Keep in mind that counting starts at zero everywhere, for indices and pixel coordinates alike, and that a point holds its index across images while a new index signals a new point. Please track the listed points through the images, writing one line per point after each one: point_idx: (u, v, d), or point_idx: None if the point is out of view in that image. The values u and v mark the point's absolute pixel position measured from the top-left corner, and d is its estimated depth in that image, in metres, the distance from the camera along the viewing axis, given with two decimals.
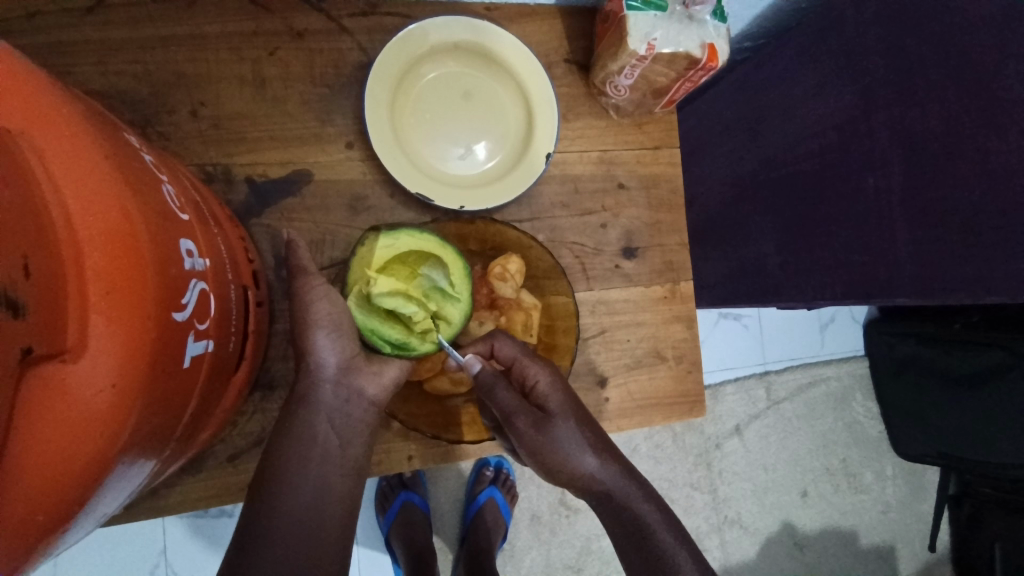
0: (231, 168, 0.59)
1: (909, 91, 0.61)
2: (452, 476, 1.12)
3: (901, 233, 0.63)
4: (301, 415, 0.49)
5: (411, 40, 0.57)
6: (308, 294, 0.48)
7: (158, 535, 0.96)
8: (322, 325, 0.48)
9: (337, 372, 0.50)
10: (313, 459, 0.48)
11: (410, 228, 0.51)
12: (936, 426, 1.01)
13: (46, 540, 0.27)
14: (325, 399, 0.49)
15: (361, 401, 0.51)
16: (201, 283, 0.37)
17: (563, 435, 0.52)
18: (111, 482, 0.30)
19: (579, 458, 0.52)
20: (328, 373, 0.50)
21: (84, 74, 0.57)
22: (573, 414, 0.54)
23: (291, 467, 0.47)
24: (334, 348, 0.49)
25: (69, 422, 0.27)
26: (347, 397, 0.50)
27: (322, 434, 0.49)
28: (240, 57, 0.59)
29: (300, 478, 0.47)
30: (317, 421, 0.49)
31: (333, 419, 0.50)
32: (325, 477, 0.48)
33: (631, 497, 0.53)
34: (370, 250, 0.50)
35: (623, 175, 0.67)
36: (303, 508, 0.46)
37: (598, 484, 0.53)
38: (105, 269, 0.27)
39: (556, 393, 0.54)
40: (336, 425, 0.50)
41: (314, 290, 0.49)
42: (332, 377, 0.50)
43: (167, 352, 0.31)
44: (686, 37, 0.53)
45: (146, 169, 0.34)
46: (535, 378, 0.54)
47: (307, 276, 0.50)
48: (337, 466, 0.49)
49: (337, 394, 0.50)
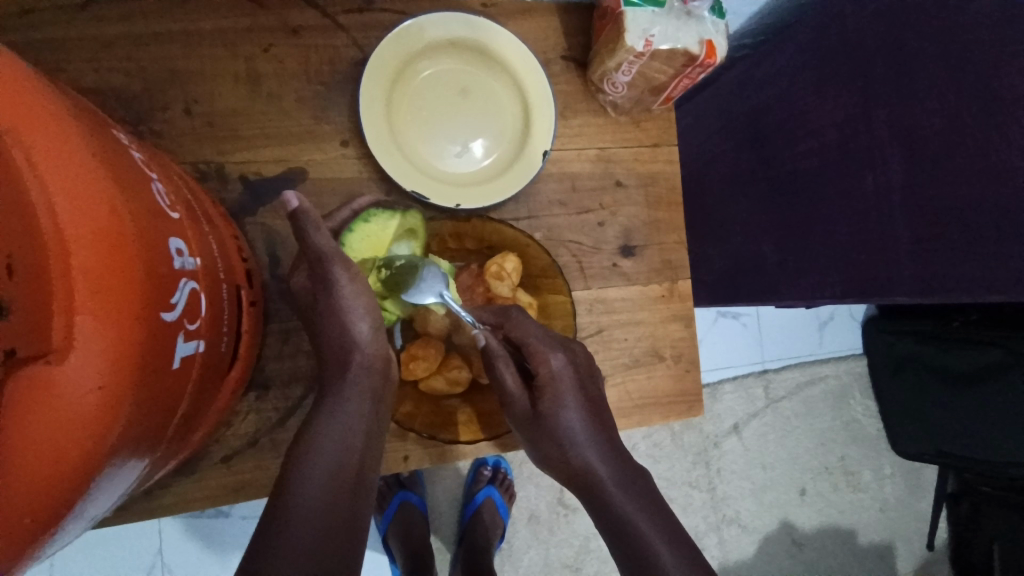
0: (226, 166, 0.59)
1: (909, 88, 0.61)
2: (450, 475, 1.11)
3: (901, 231, 0.63)
4: (345, 398, 0.49)
5: (407, 37, 0.57)
6: (349, 284, 0.49)
7: (154, 536, 0.96)
8: (365, 318, 0.51)
9: (380, 364, 0.52)
10: (354, 441, 0.48)
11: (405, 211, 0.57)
12: (935, 424, 1.01)
13: (36, 542, 0.27)
14: (362, 385, 0.50)
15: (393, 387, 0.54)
16: (191, 282, 0.36)
17: (563, 419, 0.53)
18: (100, 484, 0.29)
19: (574, 446, 0.53)
20: (365, 361, 0.51)
21: (77, 71, 0.56)
22: (578, 404, 0.54)
23: (333, 445, 0.46)
24: (372, 339, 0.52)
25: (56, 424, 0.26)
26: (384, 386, 0.52)
27: (365, 417, 0.50)
28: (234, 54, 0.59)
29: (337, 459, 0.46)
30: (360, 404, 0.50)
31: (377, 403, 0.51)
32: (362, 460, 0.48)
33: (615, 496, 0.51)
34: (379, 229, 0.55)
35: (621, 173, 0.67)
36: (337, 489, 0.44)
37: (588, 477, 0.53)
38: (93, 269, 0.26)
39: (565, 382, 0.54)
40: (377, 411, 0.51)
41: (352, 280, 0.49)
42: (372, 367, 0.52)
43: (157, 353, 0.31)
44: (685, 33, 0.52)
45: (135, 166, 0.33)
46: (546, 363, 0.54)
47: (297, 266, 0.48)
48: (370, 453, 0.49)
49: (380, 384, 0.52)
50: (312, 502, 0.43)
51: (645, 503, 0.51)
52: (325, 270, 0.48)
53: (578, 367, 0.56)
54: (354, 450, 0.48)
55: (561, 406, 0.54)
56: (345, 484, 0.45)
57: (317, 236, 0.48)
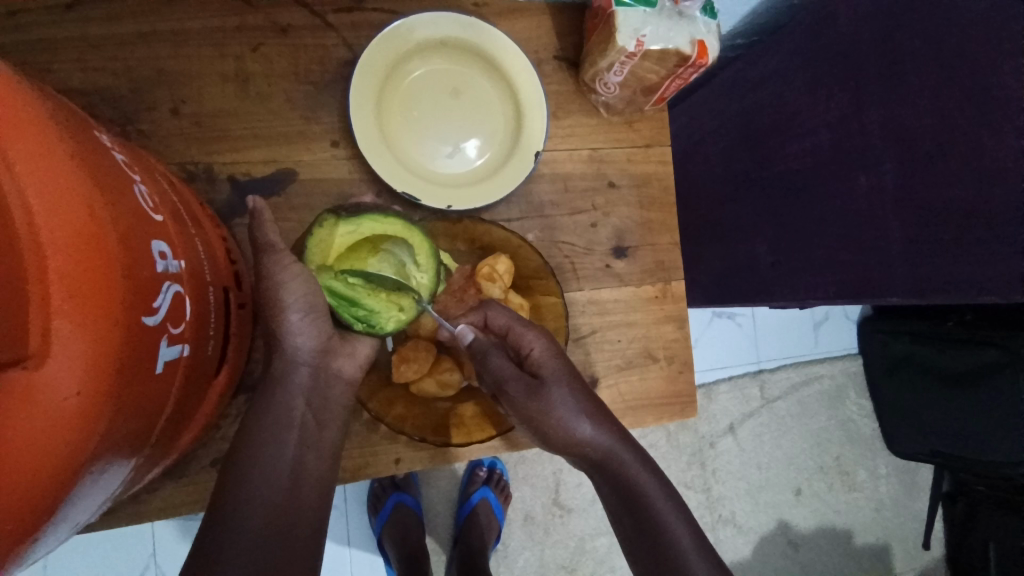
0: (214, 166, 0.58)
1: (902, 88, 0.61)
2: (445, 476, 1.11)
3: (894, 231, 0.63)
4: (277, 395, 0.49)
5: (397, 37, 0.57)
6: (279, 273, 0.47)
7: (147, 538, 0.95)
8: (296, 307, 0.48)
9: (315, 357, 0.50)
10: (286, 442, 0.48)
11: (374, 213, 0.49)
12: (929, 424, 1.01)
13: (14, 550, 0.26)
14: (299, 382, 0.50)
15: (339, 381, 0.52)
16: (175, 285, 0.36)
17: (557, 392, 0.51)
18: (82, 488, 0.29)
19: (573, 420, 0.51)
20: (301, 356, 0.50)
21: (63, 71, 0.56)
22: (568, 379, 0.53)
23: (274, 445, 0.48)
24: (307, 330, 0.49)
25: (36, 428, 0.26)
26: (323, 380, 0.51)
27: (299, 414, 0.50)
28: (222, 53, 0.58)
29: (269, 464, 0.46)
30: (294, 401, 0.50)
31: (311, 399, 0.51)
32: (298, 462, 0.48)
33: (636, 472, 0.51)
34: (329, 235, 0.49)
35: (613, 174, 0.67)
36: (273, 494, 0.45)
37: (598, 452, 0.51)
38: (71, 273, 0.26)
39: (550, 359, 0.53)
40: (312, 408, 0.51)
41: (284, 270, 0.47)
42: (309, 361, 0.50)
43: (138, 356, 0.30)
44: (677, 33, 0.52)
45: (116, 168, 0.33)
46: (529, 345, 0.53)
47: (277, 254, 0.48)
48: (310, 450, 0.49)
49: (314, 378, 0.51)
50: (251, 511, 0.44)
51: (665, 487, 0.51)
52: (261, 261, 0.48)
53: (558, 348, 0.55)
54: (286, 452, 0.48)
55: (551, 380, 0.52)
56: (282, 488, 0.46)
57: (265, 230, 0.49)
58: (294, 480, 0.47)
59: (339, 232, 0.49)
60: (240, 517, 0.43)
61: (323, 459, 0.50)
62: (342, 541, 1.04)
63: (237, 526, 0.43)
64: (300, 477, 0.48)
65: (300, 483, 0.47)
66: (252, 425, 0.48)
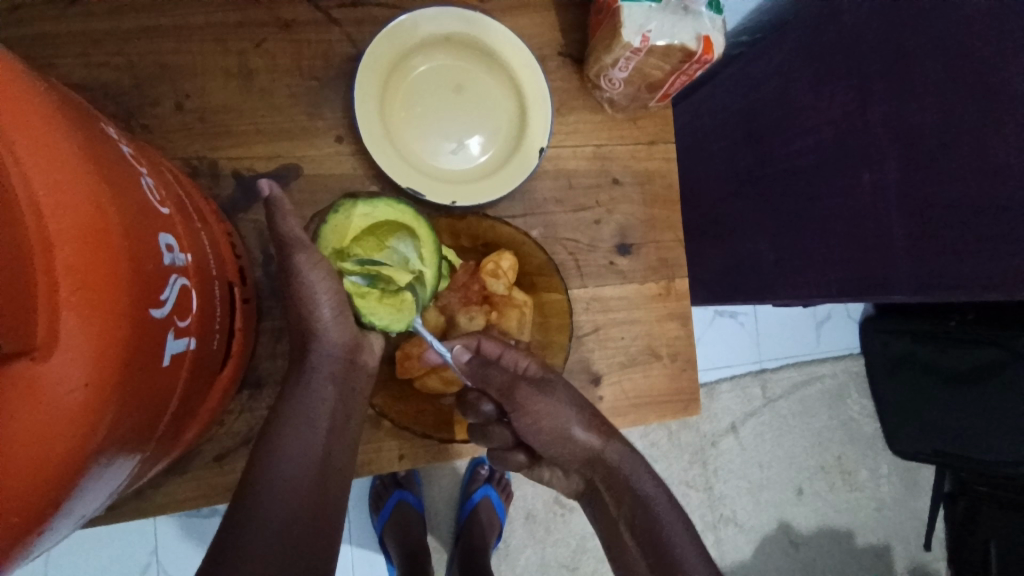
0: (217, 162, 0.58)
1: (906, 84, 0.61)
2: (446, 474, 1.11)
3: (899, 228, 0.63)
4: (306, 385, 0.49)
5: (400, 33, 0.57)
6: (309, 271, 0.46)
7: (149, 535, 0.95)
8: (327, 304, 0.48)
9: (344, 350, 0.51)
10: (317, 432, 0.48)
11: (389, 200, 0.48)
12: (931, 423, 1.00)
13: (21, 542, 0.26)
14: (329, 374, 0.50)
15: (364, 374, 0.52)
16: (181, 279, 0.36)
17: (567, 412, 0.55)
18: (88, 482, 0.29)
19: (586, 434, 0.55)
20: (328, 348, 0.50)
21: (67, 66, 0.56)
22: (565, 387, 0.56)
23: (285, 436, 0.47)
24: (336, 326, 0.49)
25: (44, 421, 0.26)
26: (351, 372, 0.51)
27: (328, 405, 0.50)
28: (226, 48, 0.58)
29: (299, 455, 0.46)
30: (324, 391, 0.49)
31: (341, 392, 0.51)
32: (327, 453, 0.48)
33: (637, 477, 0.54)
34: (345, 218, 0.48)
35: (617, 171, 0.66)
36: (297, 483, 0.45)
37: (605, 460, 0.55)
38: (77, 264, 0.26)
39: (552, 378, 0.56)
40: (341, 399, 0.51)
41: (315, 270, 0.46)
42: (337, 353, 0.50)
43: (145, 349, 0.30)
44: (681, 29, 0.52)
45: (123, 162, 0.33)
46: (527, 365, 0.55)
47: (306, 252, 0.45)
48: (334, 441, 0.49)
49: (344, 370, 0.51)
50: (277, 502, 0.44)
51: (663, 488, 0.54)
52: (291, 258, 0.45)
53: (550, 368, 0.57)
54: (317, 443, 0.48)
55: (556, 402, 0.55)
56: (309, 482, 0.46)
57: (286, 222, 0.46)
58: (323, 471, 0.47)
59: (354, 216, 0.48)
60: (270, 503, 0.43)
61: (346, 449, 0.50)
62: (343, 540, 1.03)
63: (266, 515, 0.42)
64: (330, 462, 0.48)
65: (328, 471, 0.48)
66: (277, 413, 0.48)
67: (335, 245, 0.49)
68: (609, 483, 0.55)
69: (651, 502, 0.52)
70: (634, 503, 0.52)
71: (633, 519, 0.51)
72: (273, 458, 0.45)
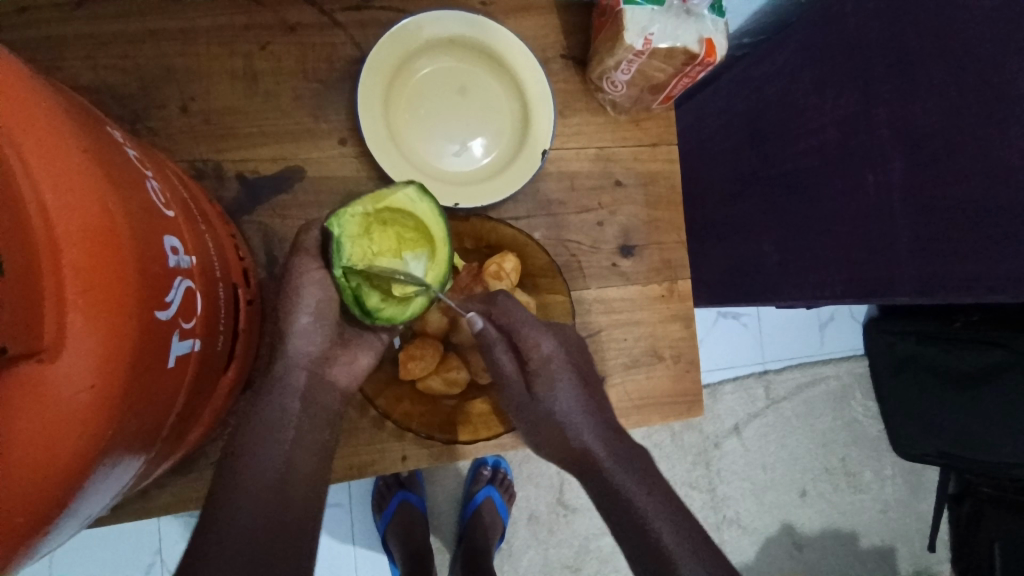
0: (222, 164, 0.58)
1: (909, 86, 0.60)
2: (450, 475, 1.11)
3: (903, 230, 0.63)
4: (272, 394, 0.50)
5: (404, 35, 0.57)
6: (299, 278, 0.48)
7: (154, 535, 0.96)
8: (306, 310, 0.49)
9: (311, 362, 0.51)
10: (283, 441, 0.48)
11: (436, 204, 0.48)
12: (936, 425, 1.00)
13: (25, 543, 0.27)
14: (297, 386, 0.51)
15: (332, 390, 0.53)
16: (187, 281, 0.36)
17: (559, 401, 0.55)
18: (95, 482, 0.29)
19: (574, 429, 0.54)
20: (298, 359, 0.51)
21: (74, 69, 0.56)
22: (571, 381, 0.56)
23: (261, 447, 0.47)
24: (310, 335, 0.50)
25: (51, 422, 0.26)
26: (318, 385, 0.52)
27: (294, 415, 0.50)
28: (231, 51, 0.59)
29: (264, 462, 0.47)
30: (290, 404, 0.50)
31: (307, 403, 0.51)
32: (292, 462, 0.48)
33: (616, 474, 0.51)
34: (390, 192, 0.47)
35: (620, 172, 0.67)
36: (263, 491, 0.45)
37: (586, 456, 0.54)
38: (84, 266, 0.26)
39: (559, 362, 0.55)
40: (307, 410, 0.51)
41: (308, 273, 0.48)
42: (304, 365, 0.51)
43: (152, 351, 0.31)
44: (684, 31, 0.52)
45: (129, 165, 0.33)
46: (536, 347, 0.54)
47: (301, 259, 0.49)
48: (300, 450, 0.49)
49: (309, 382, 0.51)
50: (243, 512, 0.44)
51: (646, 485, 0.51)
52: (291, 263, 0.48)
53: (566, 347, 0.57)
54: (281, 453, 0.48)
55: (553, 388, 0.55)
56: (274, 488, 0.46)
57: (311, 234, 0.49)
58: (289, 478, 0.48)
59: (402, 194, 0.47)
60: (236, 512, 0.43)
61: (313, 458, 0.50)
62: (347, 540, 1.04)
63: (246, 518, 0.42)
64: (292, 472, 0.48)
65: (294, 482, 0.48)
66: (246, 424, 0.49)
67: (364, 209, 0.46)
68: (595, 483, 0.52)
69: (633, 504, 0.49)
70: (616, 503, 0.50)
71: (617, 516, 0.49)
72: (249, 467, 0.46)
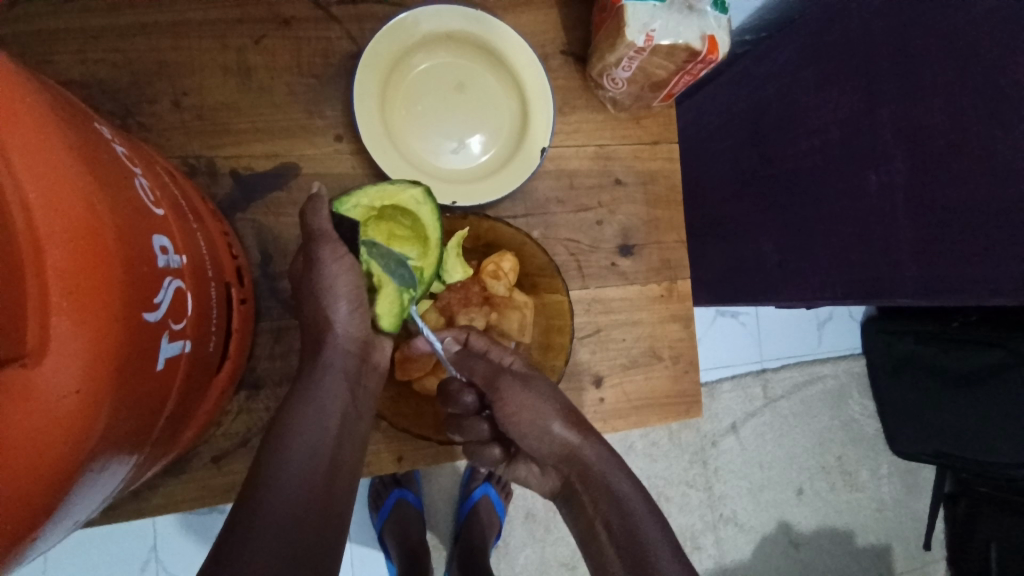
0: (216, 160, 0.58)
1: (913, 86, 0.60)
2: (446, 473, 1.11)
3: (906, 231, 0.62)
4: (318, 379, 0.49)
5: (401, 30, 0.56)
6: (333, 264, 0.47)
7: (148, 533, 0.95)
8: (344, 297, 0.48)
9: (357, 347, 0.50)
10: (328, 426, 0.47)
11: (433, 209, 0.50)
12: (933, 425, 1.00)
13: (16, 547, 0.26)
14: (341, 369, 0.49)
15: (374, 374, 0.52)
16: (176, 280, 0.35)
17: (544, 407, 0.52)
18: (82, 486, 0.28)
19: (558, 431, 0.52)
20: (343, 343, 0.50)
21: (63, 63, 0.55)
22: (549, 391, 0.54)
23: (304, 435, 0.46)
24: (353, 321, 0.50)
25: (33, 426, 0.25)
26: (363, 370, 0.51)
27: (338, 399, 0.49)
28: (224, 45, 0.58)
29: (309, 445, 0.46)
30: (335, 386, 0.49)
31: (352, 389, 0.50)
32: (335, 450, 0.47)
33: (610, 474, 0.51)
34: (398, 189, 0.49)
35: (619, 171, 0.66)
36: (310, 476, 0.45)
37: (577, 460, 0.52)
38: (69, 268, 0.26)
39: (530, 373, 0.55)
40: (354, 395, 0.50)
41: (340, 262, 0.47)
42: (350, 348, 0.50)
43: (139, 354, 0.30)
44: (686, 28, 0.51)
45: (117, 162, 0.32)
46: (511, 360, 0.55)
47: (329, 247, 0.47)
48: (345, 442, 0.49)
49: (358, 366, 0.51)
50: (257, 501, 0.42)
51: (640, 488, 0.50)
52: (313, 250, 0.47)
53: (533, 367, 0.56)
54: (326, 437, 0.47)
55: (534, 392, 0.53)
56: (320, 470, 0.45)
57: (317, 218, 0.47)
58: None
59: (405, 194, 0.49)
60: (277, 492, 0.42)
61: (354, 449, 0.49)
62: None
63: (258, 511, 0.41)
64: None
65: (328, 469, 0.46)
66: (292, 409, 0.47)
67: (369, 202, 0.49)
68: (586, 483, 0.51)
69: (622, 499, 0.49)
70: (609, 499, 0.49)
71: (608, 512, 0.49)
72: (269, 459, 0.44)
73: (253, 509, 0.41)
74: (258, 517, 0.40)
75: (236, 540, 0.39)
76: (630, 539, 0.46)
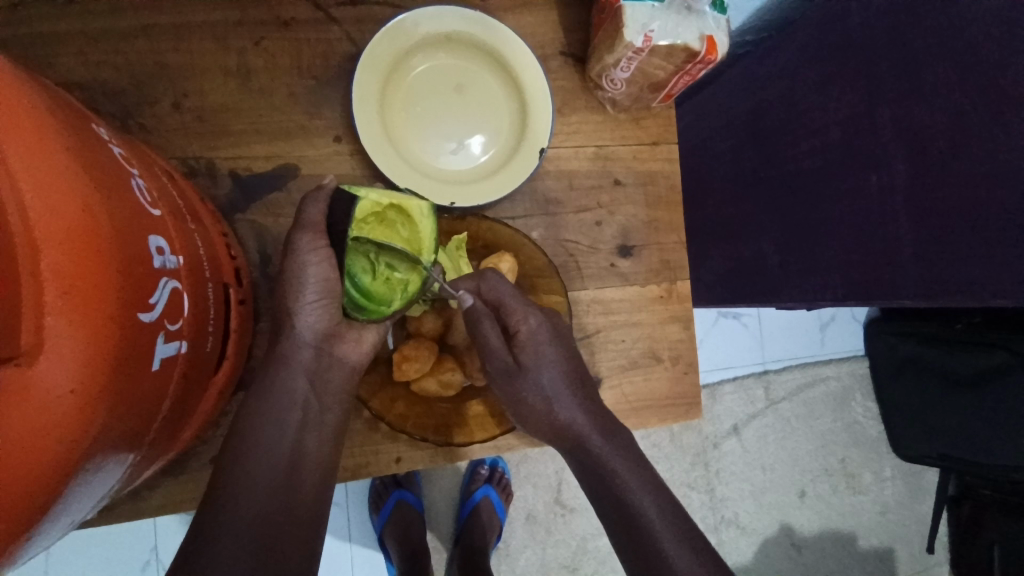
0: (215, 162, 0.58)
1: (913, 87, 0.60)
2: (447, 474, 1.11)
3: (906, 232, 0.62)
4: (280, 374, 0.49)
5: (400, 31, 0.56)
6: (307, 254, 0.46)
7: (149, 533, 0.95)
8: (312, 289, 0.47)
9: (319, 338, 0.50)
10: (288, 422, 0.48)
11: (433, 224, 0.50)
12: (936, 429, 0.99)
13: (11, 546, 0.26)
14: (304, 364, 0.49)
15: (343, 368, 0.51)
16: (173, 281, 0.35)
17: (545, 377, 0.53)
18: (78, 486, 0.28)
19: (557, 407, 0.53)
20: (305, 335, 0.49)
21: (64, 64, 0.56)
22: (556, 359, 0.54)
23: (264, 432, 0.47)
24: (317, 313, 0.48)
25: (30, 425, 0.25)
26: (325, 363, 0.50)
27: (301, 394, 0.49)
28: (224, 47, 0.58)
29: (270, 443, 0.47)
30: (297, 380, 0.49)
31: (314, 382, 0.50)
32: (297, 442, 0.48)
33: (613, 460, 0.50)
34: (410, 198, 0.49)
35: (619, 172, 0.66)
36: (275, 475, 0.45)
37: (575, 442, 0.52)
38: (64, 268, 0.26)
39: (543, 338, 0.54)
40: (315, 389, 0.50)
41: (313, 254, 0.46)
42: (314, 342, 0.49)
43: (134, 354, 0.30)
44: (685, 29, 0.51)
45: (114, 163, 0.33)
46: (524, 323, 0.53)
47: (311, 233, 0.47)
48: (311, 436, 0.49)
49: (318, 360, 0.50)
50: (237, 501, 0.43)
51: (639, 472, 0.50)
52: (296, 239, 0.47)
53: (553, 324, 0.55)
54: (286, 433, 0.48)
55: (539, 363, 0.53)
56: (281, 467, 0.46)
57: (311, 209, 0.47)
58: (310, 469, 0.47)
59: (412, 202, 0.49)
60: (242, 493, 0.43)
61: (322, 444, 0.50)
62: (344, 539, 1.03)
63: (226, 514, 0.42)
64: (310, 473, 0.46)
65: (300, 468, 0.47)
66: (255, 407, 0.48)
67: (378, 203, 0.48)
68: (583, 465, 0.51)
69: (620, 486, 0.49)
70: (607, 489, 0.49)
71: (606, 500, 0.49)
72: (248, 458, 0.45)
73: (221, 512, 0.42)
74: (217, 518, 0.42)
75: (198, 536, 0.41)
76: (629, 525, 0.47)
